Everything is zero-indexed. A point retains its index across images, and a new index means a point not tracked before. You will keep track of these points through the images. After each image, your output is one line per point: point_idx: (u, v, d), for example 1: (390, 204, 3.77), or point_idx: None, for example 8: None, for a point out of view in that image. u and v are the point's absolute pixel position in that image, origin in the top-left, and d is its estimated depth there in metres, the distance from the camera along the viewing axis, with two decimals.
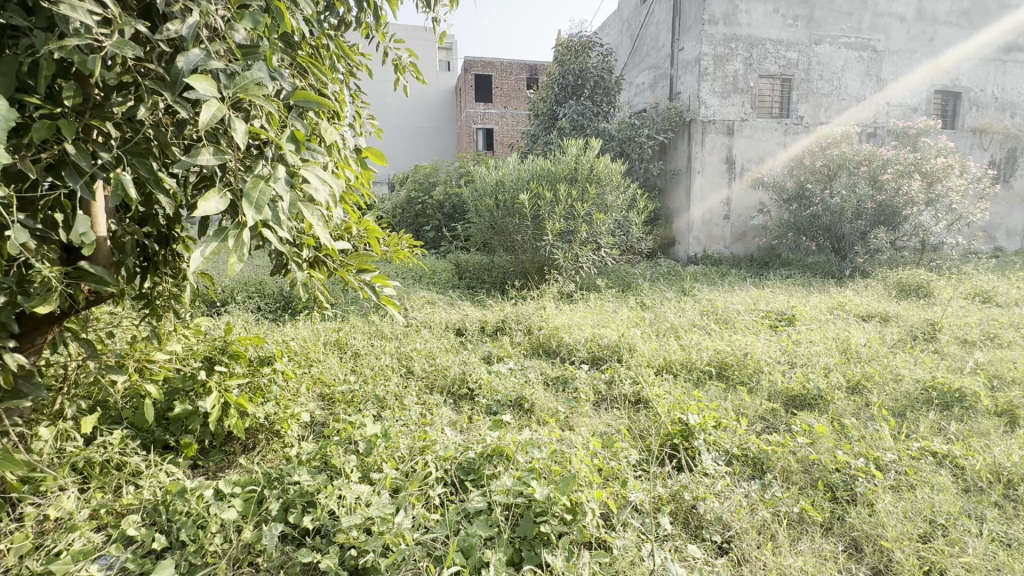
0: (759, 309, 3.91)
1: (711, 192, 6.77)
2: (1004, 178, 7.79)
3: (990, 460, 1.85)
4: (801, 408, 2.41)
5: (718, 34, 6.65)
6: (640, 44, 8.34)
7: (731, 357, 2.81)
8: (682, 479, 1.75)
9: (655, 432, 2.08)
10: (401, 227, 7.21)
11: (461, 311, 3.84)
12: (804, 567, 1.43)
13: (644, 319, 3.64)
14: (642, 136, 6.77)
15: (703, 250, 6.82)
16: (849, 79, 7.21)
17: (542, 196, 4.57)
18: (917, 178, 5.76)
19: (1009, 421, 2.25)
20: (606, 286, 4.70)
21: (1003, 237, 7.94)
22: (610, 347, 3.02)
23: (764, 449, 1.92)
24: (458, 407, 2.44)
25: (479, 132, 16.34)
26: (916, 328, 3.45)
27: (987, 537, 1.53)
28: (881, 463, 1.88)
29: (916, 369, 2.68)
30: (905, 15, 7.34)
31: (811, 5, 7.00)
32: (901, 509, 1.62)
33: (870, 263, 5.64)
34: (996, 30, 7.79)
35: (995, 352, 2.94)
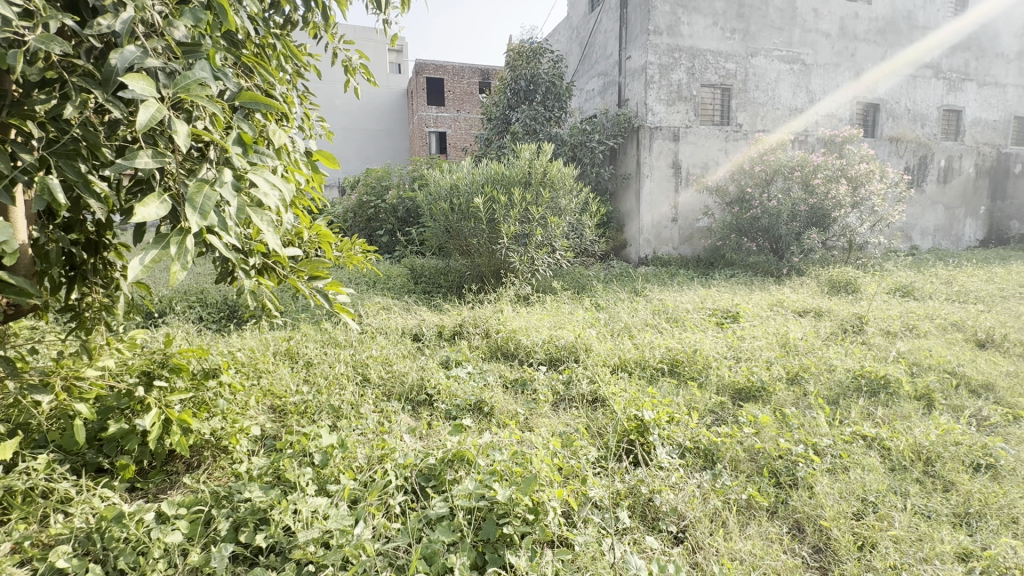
0: (706, 307, 4.09)
1: (660, 196, 7.01)
2: (918, 183, 8.50)
3: (911, 440, 2.02)
4: (746, 400, 2.55)
5: (662, 45, 6.94)
6: (589, 52, 8.56)
7: (682, 354, 2.92)
8: (639, 473, 1.81)
9: (611, 429, 2.14)
10: (353, 232, 7.05)
11: (417, 316, 3.79)
12: (753, 551, 1.51)
13: (600, 319, 3.73)
14: (593, 142, 6.95)
15: (653, 251, 7.06)
16: (782, 90, 7.70)
17: (496, 200, 4.59)
18: (843, 183, 6.20)
19: (926, 404, 2.46)
20: (561, 289, 4.77)
21: (918, 236, 8.67)
22: (567, 347, 3.07)
23: (714, 441, 2.02)
24: (417, 414, 2.41)
25: (431, 135, 16.21)
26: (846, 321, 3.71)
27: (911, 511, 1.67)
28: (818, 448, 2.01)
29: (847, 359, 2.89)
30: (829, 31, 7.92)
31: (747, 20, 7.43)
32: (837, 489, 1.74)
33: (804, 262, 6.02)
34: (907, 48, 8.53)
35: (913, 342, 3.21)
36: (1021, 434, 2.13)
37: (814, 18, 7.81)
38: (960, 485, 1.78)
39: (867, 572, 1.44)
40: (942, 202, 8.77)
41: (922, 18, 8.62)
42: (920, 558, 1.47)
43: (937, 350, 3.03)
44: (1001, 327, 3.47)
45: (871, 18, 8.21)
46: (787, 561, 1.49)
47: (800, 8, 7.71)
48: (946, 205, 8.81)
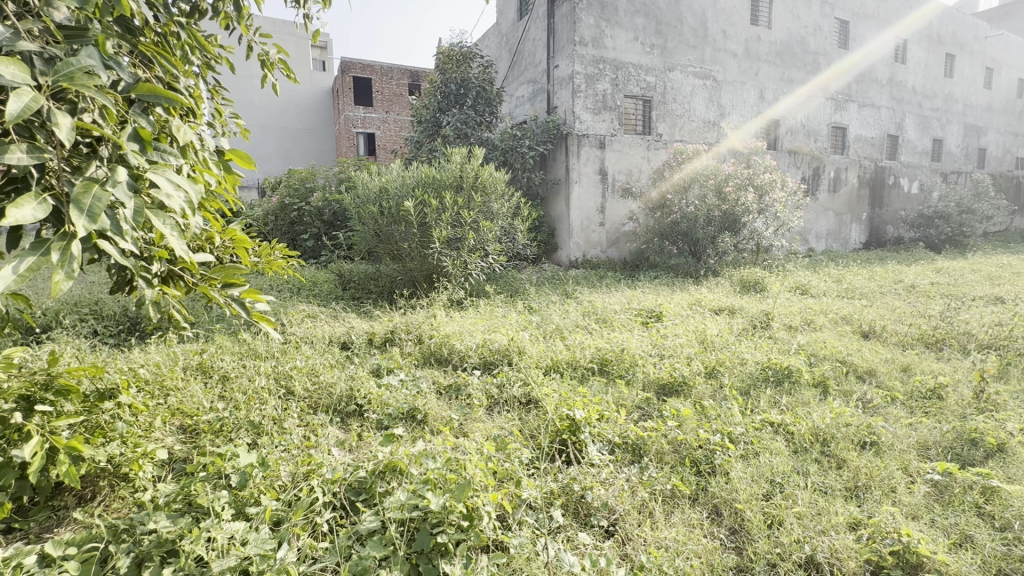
0: (632, 308, 4.28)
1: (588, 200, 7.24)
2: (813, 191, 9.43)
3: (811, 424, 2.23)
4: (670, 394, 2.70)
5: (587, 55, 7.20)
6: (518, 59, 8.69)
7: (611, 353, 3.03)
8: (572, 472, 1.86)
9: (544, 430, 2.17)
10: (274, 236, 6.65)
11: (346, 323, 3.64)
12: (677, 537, 1.60)
13: (532, 322, 3.79)
14: (523, 147, 7.04)
15: (583, 254, 7.29)
16: (696, 103, 8.27)
17: (427, 204, 4.51)
18: (751, 191, 6.73)
19: (823, 390, 2.74)
20: (494, 292, 4.79)
21: (814, 239, 9.63)
22: (501, 351, 3.09)
23: (641, 436, 2.11)
24: (346, 426, 2.31)
25: (359, 136, 15.70)
26: (755, 318, 4.05)
27: (812, 488, 1.84)
28: (733, 436, 2.17)
29: (756, 352, 3.15)
30: (736, 51, 8.62)
31: (664, 36, 7.90)
32: (749, 473, 1.89)
33: (719, 263, 6.48)
34: (801, 70, 9.48)
35: (811, 335, 3.56)
36: (898, 412, 2.42)
37: (723, 39, 8.47)
38: (850, 462, 1.99)
39: (776, 547, 1.57)
40: (833, 209, 9.80)
41: (813, 44, 9.62)
42: (820, 530, 1.62)
43: (830, 341, 3.38)
44: (880, 319, 3.94)
45: (771, 41, 9.03)
46: (708, 544, 1.59)
47: (711, 29, 8.33)
48: (836, 211, 9.85)
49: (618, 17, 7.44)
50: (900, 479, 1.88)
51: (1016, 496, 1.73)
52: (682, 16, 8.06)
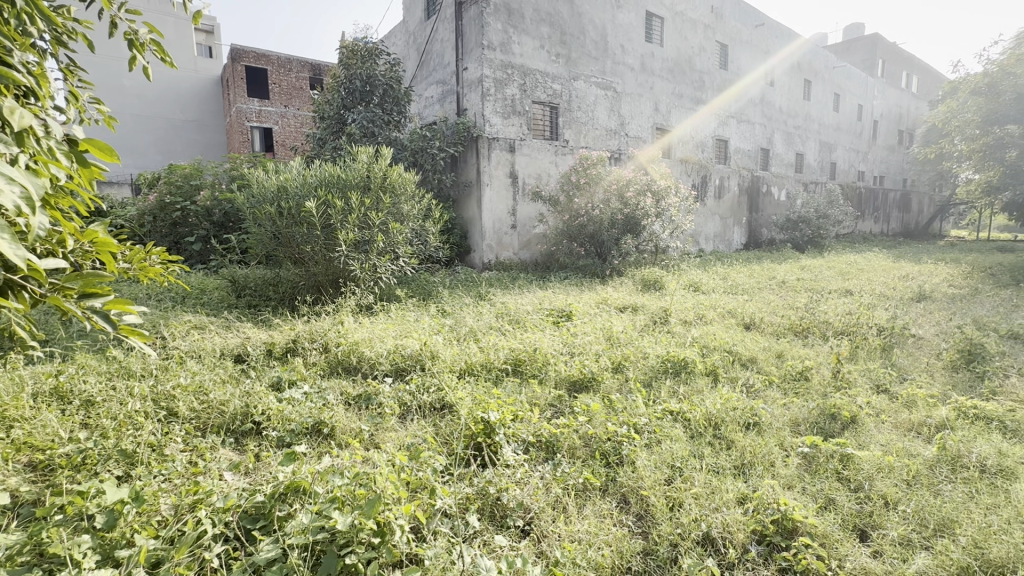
0: (543, 308, 4.39)
1: (499, 203, 7.31)
2: (702, 197, 10.34)
3: (705, 411, 2.42)
4: (580, 391, 2.80)
5: (496, 60, 7.28)
6: (427, 59, 8.56)
7: (524, 353, 3.08)
8: (487, 474, 1.85)
9: (459, 434, 2.14)
10: (152, 239, 5.91)
11: (240, 334, 3.33)
12: (589, 529, 1.66)
13: (445, 325, 3.74)
14: (434, 148, 6.93)
15: (495, 257, 7.36)
16: (599, 112, 8.72)
17: (331, 205, 4.26)
18: (649, 196, 7.22)
19: (714, 377, 3.01)
20: (405, 296, 4.67)
21: (704, 241, 10.56)
22: (413, 356, 3.01)
23: (554, 433, 2.17)
24: (241, 448, 2.11)
25: (253, 131, 14.49)
26: (655, 314, 4.34)
27: (707, 469, 2.00)
28: (638, 427, 2.29)
29: (656, 346, 3.38)
30: (633, 65, 9.22)
31: (568, 47, 8.22)
32: (653, 461, 2.01)
33: (623, 264, 6.87)
34: (690, 87, 10.37)
35: (703, 329, 3.89)
36: (775, 395, 2.72)
37: (622, 53, 9.01)
38: (737, 442, 2.19)
39: (677, 528, 1.68)
40: (719, 214, 10.83)
41: (698, 64, 10.57)
42: (713, 508, 1.76)
43: (718, 333, 3.73)
44: (759, 312, 4.42)
45: (663, 58, 9.78)
46: (617, 532, 1.66)
47: (611, 43, 8.82)
48: (721, 216, 10.88)
49: (525, 24, 7.60)
50: (777, 454, 2.11)
51: (865, 460, 2.02)
52: (585, 29, 8.44)
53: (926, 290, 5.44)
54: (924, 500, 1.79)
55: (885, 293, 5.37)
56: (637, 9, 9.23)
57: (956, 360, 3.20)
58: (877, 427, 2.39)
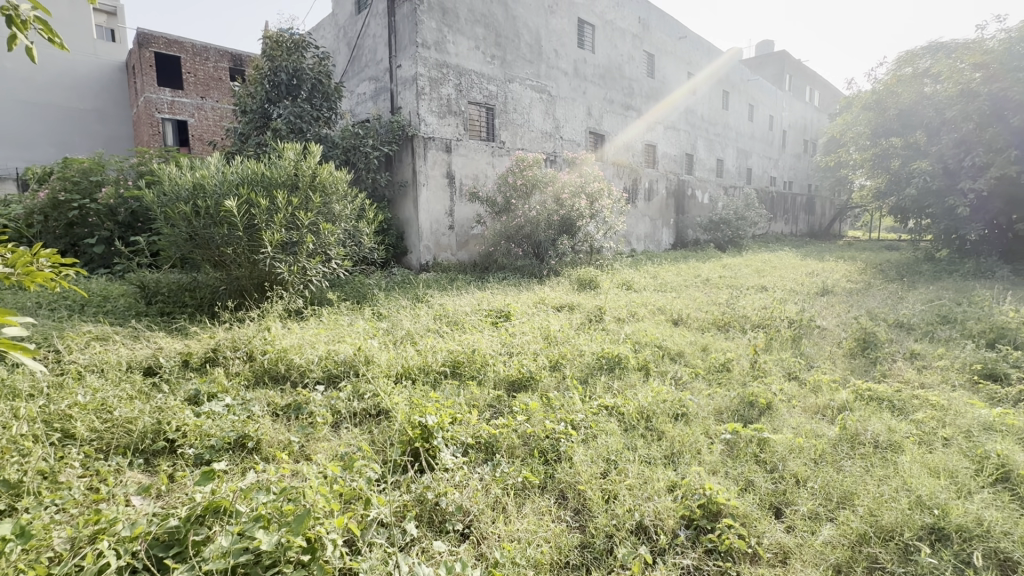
0: (482, 309, 4.38)
1: (436, 203, 7.22)
2: (633, 199, 10.79)
3: (638, 405, 2.52)
4: (518, 390, 2.82)
5: (430, 59, 7.18)
6: (358, 55, 8.29)
7: (462, 355, 3.05)
8: (425, 480, 1.81)
9: (395, 441, 2.08)
10: (43, 241, 5.28)
11: (151, 345, 3.04)
12: (528, 527, 1.67)
13: (381, 329, 3.64)
14: (367, 146, 6.72)
15: (433, 258, 7.26)
16: (534, 115, 8.84)
17: (255, 205, 4.00)
18: (584, 198, 7.43)
19: (645, 372, 3.14)
20: (338, 300, 4.50)
21: (636, 241, 11.02)
22: (347, 361, 2.89)
23: (493, 433, 2.17)
24: (153, 468, 1.93)
25: (166, 123, 13.36)
26: (591, 313, 4.47)
27: (639, 460, 2.08)
28: (575, 423, 2.35)
29: (592, 344, 3.48)
30: (567, 70, 9.45)
31: (503, 49, 8.27)
32: (589, 456, 2.06)
33: (559, 264, 7.03)
34: (620, 93, 10.78)
35: (636, 326, 4.05)
36: (701, 386, 2.89)
37: (555, 57, 9.20)
38: (668, 433, 2.30)
39: (612, 520, 1.73)
40: (649, 215, 11.36)
41: (628, 71, 11.02)
42: (646, 497, 1.83)
43: (649, 330, 3.90)
44: (686, 308, 4.67)
45: (595, 64, 10.09)
46: (555, 528, 1.69)
47: (544, 47, 8.98)
48: (651, 217, 11.42)
49: (459, 24, 7.56)
50: (703, 442, 2.23)
51: (779, 443, 2.19)
52: (519, 32, 8.54)
53: (828, 286, 6.00)
54: (829, 476, 1.97)
55: (794, 289, 5.86)
56: (570, 16, 9.46)
57: (853, 348, 3.54)
58: (789, 412, 2.60)
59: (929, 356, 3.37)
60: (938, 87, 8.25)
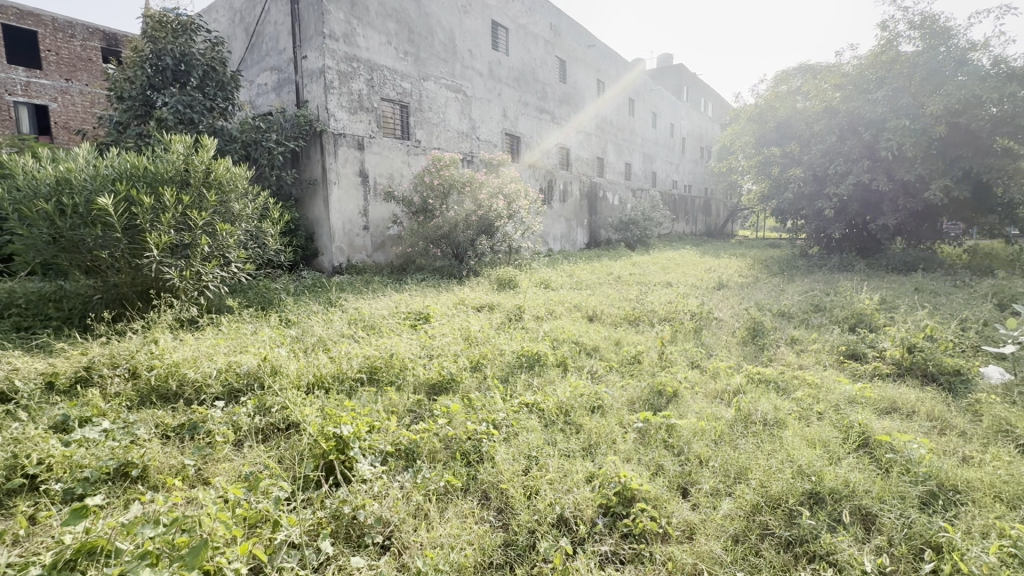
0: (400, 311, 4.27)
1: (349, 203, 6.94)
2: (549, 200, 11.16)
3: (557, 400, 2.60)
4: (439, 393, 2.78)
5: (339, 51, 6.81)
6: (258, 42, 7.69)
7: (380, 360, 2.95)
8: (341, 493, 1.71)
9: (307, 455, 1.96)
10: None
11: (4, 365, 2.59)
12: (451, 532, 1.65)
13: (290, 336, 3.41)
14: (270, 142, 6.29)
15: (347, 260, 6.97)
16: (450, 114, 8.77)
17: (137, 203, 3.56)
18: (501, 199, 7.51)
19: (563, 367, 3.24)
20: (240, 306, 4.16)
21: (552, 241, 11.35)
22: (251, 373, 2.66)
23: (413, 439, 2.12)
24: (8, 512, 1.65)
25: (19, 107, 11.50)
26: (510, 312, 4.53)
27: (559, 455, 2.14)
28: (496, 422, 2.36)
29: (512, 343, 3.53)
30: (481, 71, 9.48)
31: (416, 45, 8.09)
32: (510, 454, 2.08)
33: (479, 264, 7.04)
34: (534, 96, 11.03)
35: (554, 323, 4.17)
36: (614, 378, 3.04)
37: (469, 57, 9.19)
38: (585, 425, 2.39)
39: (534, 515, 1.76)
40: (564, 216, 11.77)
41: (541, 75, 11.30)
42: (565, 490, 1.88)
43: (566, 326, 4.02)
44: (601, 304, 4.89)
45: (509, 67, 10.22)
46: (479, 530, 1.68)
47: (458, 46, 8.93)
48: (566, 218, 11.84)
49: (369, 17, 7.28)
50: (617, 431, 2.35)
51: (684, 427, 2.36)
52: (432, 30, 8.40)
53: (723, 281, 6.58)
54: (727, 455, 2.15)
55: (695, 284, 6.37)
56: (483, 17, 9.49)
57: (745, 336, 3.91)
58: (692, 398, 2.81)
59: (806, 341, 3.81)
60: (807, 104, 9.37)
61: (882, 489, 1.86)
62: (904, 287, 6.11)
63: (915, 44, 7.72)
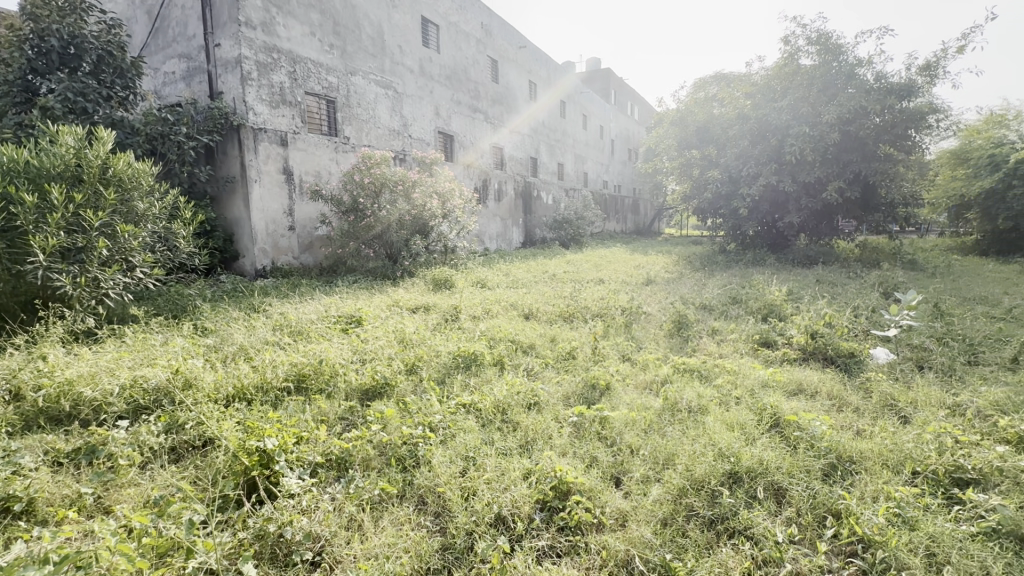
0: (330, 315, 4.09)
1: (271, 202, 6.57)
2: (483, 200, 11.19)
3: (493, 399, 2.60)
4: (373, 399, 2.69)
5: (257, 40, 6.39)
6: (162, 27, 7.04)
7: (308, 367, 2.80)
8: (265, 511, 1.60)
9: (226, 473, 1.82)
10: None
11: None
12: (386, 541, 1.60)
13: (206, 346, 3.16)
14: (179, 135, 5.78)
15: (271, 262, 6.61)
16: (380, 111, 8.52)
17: (16, 202, 3.13)
18: (435, 198, 7.40)
19: (500, 366, 3.24)
20: (147, 315, 3.80)
21: (488, 240, 11.39)
22: (161, 388, 2.42)
23: (345, 448, 2.04)
24: None
25: None
26: (446, 312, 4.48)
27: (497, 453, 2.14)
28: (433, 425, 2.32)
29: (448, 344, 3.49)
30: (412, 67, 9.30)
31: (342, 38, 7.78)
32: (447, 456, 2.06)
33: (414, 265, 6.90)
34: (467, 95, 10.98)
35: (490, 322, 4.17)
36: (549, 374, 3.10)
37: (399, 53, 8.98)
38: (522, 423, 2.42)
39: (472, 516, 1.74)
40: (499, 215, 11.85)
41: (473, 74, 11.27)
42: (503, 489, 1.89)
43: (502, 325, 4.04)
44: (537, 303, 4.96)
45: (441, 64, 10.11)
46: (415, 536, 1.65)
47: (387, 41, 8.70)
48: (501, 217, 11.93)
49: (290, 6, 6.89)
50: (553, 427, 2.39)
51: (616, 419, 2.45)
52: (360, 23, 8.11)
53: (651, 277, 6.91)
54: (656, 442, 2.26)
55: (625, 280, 6.64)
56: (413, 13, 9.31)
57: (672, 329, 4.13)
58: (624, 390, 2.92)
59: (725, 331, 4.09)
60: (722, 110, 10.04)
61: (791, 465, 2.03)
62: (808, 279, 6.73)
63: (813, 58, 8.49)
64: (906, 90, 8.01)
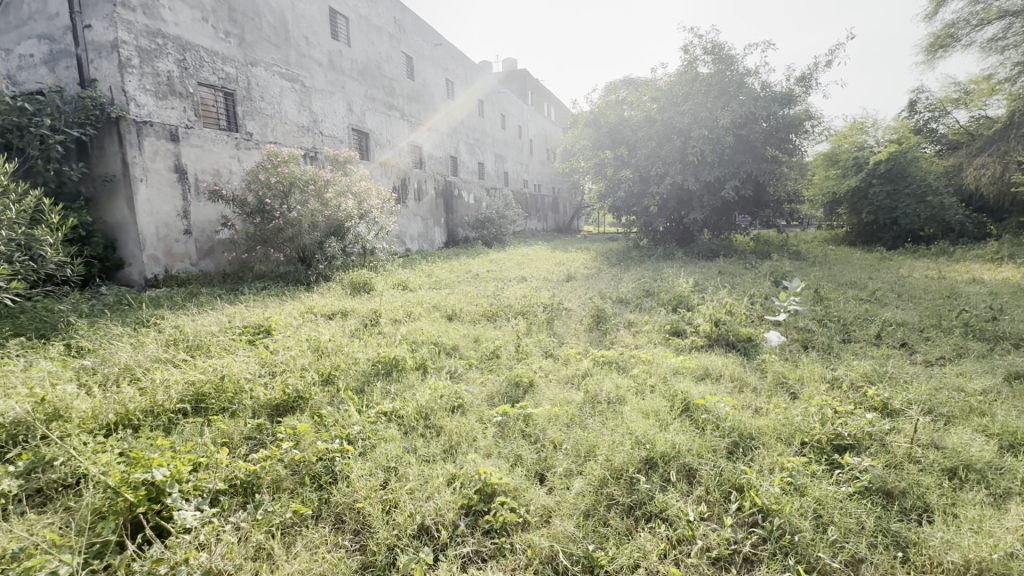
0: (235, 326, 3.76)
1: (162, 203, 5.93)
2: (403, 199, 10.95)
3: (416, 405, 2.52)
4: (284, 414, 2.51)
5: (137, 24, 5.71)
6: (15, 2, 6.06)
7: (207, 385, 2.55)
8: (154, 552, 1.42)
9: (107, 512, 1.60)
10: None
11: None
12: (300, 568, 1.49)
13: (83, 369, 2.77)
14: (41, 127, 5.01)
15: (164, 270, 5.98)
16: (286, 105, 7.99)
17: None
18: (350, 198, 7.07)
19: (422, 370, 3.16)
20: (5, 337, 3.26)
21: (409, 240, 11.15)
22: (21, 422, 2.04)
23: (252, 470, 1.87)
24: None
25: None
26: (365, 317, 4.30)
27: (419, 461, 2.08)
28: (351, 437, 2.20)
29: (367, 350, 3.34)
30: (321, 60, 8.82)
31: (240, 26, 7.19)
32: (367, 470, 1.97)
33: (329, 268, 6.57)
34: (381, 92, 10.64)
35: (412, 325, 4.07)
36: (473, 375, 3.08)
37: (306, 45, 8.47)
38: (445, 427, 2.37)
39: (393, 530, 1.68)
40: (420, 215, 11.66)
41: (387, 70, 10.92)
42: (426, 498, 1.84)
43: (424, 328, 3.95)
44: (460, 303, 4.91)
45: (352, 59, 9.69)
46: (332, 558, 1.55)
47: (292, 31, 8.17)
48: (422, 217, 11.74)
49: None
50: (477, 429, 2.37)
51: (540, 416, 2.48)
52: (259, 11, 7.54)
53: (571, 273, 7.12)
54: (578, 436, 2.31)
55: (547, 277, 6.79)
56: (319, 3, 8.83)
57: (591, 323, 4.28)
58: (547, 386, 2.97)
59: (640, 323, 4.31)
60: (631, 113, 10.59)
61: (700, 446, 2.17)
62: (711, 270, 7.31)
63: (709, 66, 9.20)
64: (786, 98, 8.93)
